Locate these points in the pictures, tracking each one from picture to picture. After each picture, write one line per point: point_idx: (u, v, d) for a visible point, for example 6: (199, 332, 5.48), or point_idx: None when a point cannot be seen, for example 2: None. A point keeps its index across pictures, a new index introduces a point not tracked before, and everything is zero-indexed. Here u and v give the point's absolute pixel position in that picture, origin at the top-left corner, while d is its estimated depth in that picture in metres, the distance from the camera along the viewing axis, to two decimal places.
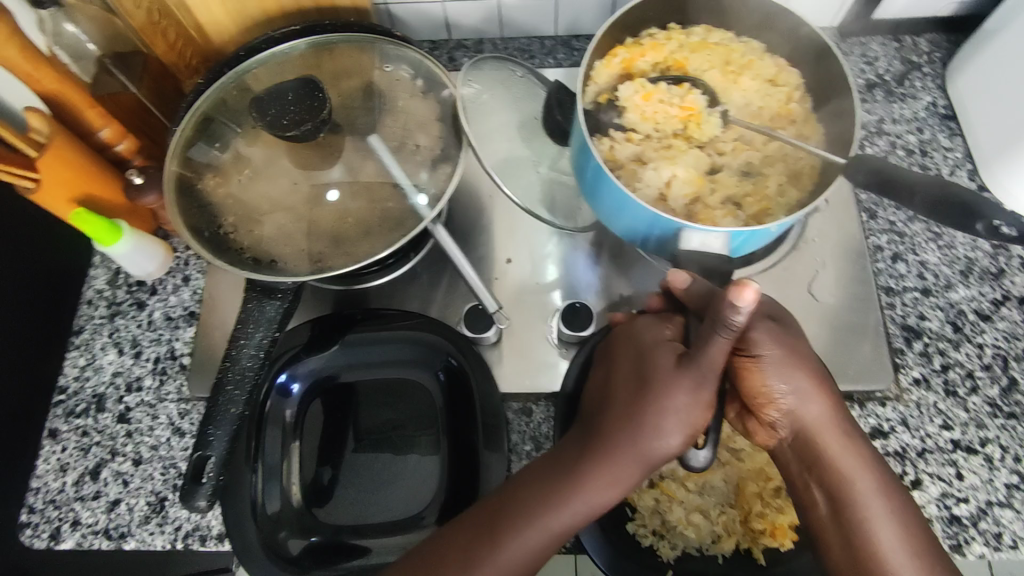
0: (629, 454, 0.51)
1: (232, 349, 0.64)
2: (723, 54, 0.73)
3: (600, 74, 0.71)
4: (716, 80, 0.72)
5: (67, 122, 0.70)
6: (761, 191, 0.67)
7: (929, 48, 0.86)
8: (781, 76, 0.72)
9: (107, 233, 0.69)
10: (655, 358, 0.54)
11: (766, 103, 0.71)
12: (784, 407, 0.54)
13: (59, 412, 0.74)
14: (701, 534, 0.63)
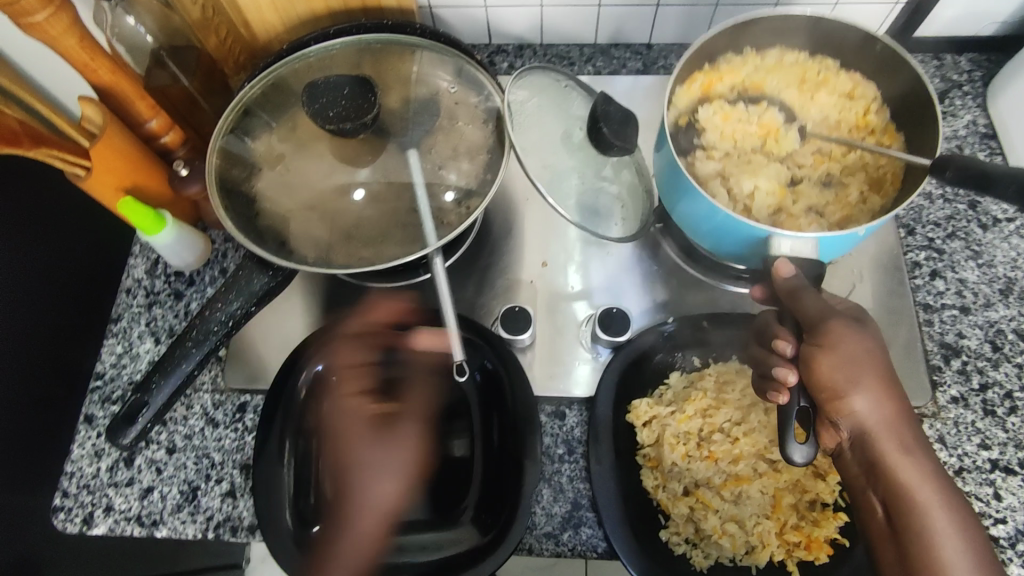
0: (356, 508, 0.65)
1: (206, 310, 0.66)
2: (799, 70, 0.74)
3: (681, 98, 0.71)
4: (792, 99, 0.74)
5: (120, 112, 0.71)
6: (845, 199, 0.68)
7: (969, 67, 0.86)
8: (856, 90, 0.73)
9: (152, 222, 0.70)
10: (353, 417, 0.69)
11: (844, 117, 0.73)
12: (851, 409, 0.53)
13: (95, 397, 0.74)
14: (736, 546, 0.62)
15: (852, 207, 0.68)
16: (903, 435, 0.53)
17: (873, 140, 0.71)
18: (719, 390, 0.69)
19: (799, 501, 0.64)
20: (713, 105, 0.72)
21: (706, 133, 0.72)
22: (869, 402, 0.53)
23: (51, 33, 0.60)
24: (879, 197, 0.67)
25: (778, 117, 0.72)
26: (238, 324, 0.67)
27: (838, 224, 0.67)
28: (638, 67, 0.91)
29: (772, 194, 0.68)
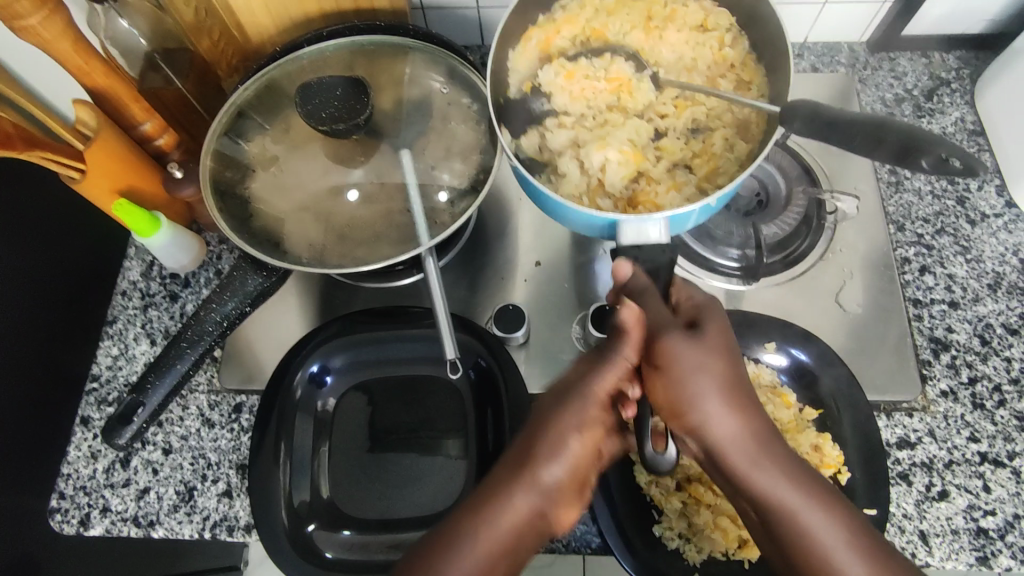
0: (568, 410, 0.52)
1: (201, 310, 0.66)
2: (643, 10, 0.73)
3: (518, 61, 0.71)
4: (639, 41, 0.72)
5: (113, 115, 0.71)
6: (709, 149, 0.67)
7: (957, 65, 0.87)
8: (709, 20, 0.70)
9: (147, 224, 0.71)
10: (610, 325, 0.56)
11: (699, 52, 0.70)
12: (693, 424, 0.51)
13: (91, 400, 0.74)
14: (729, 539, 0.62)
15: (717, 158, 0.66)
16: (751, 435, 0.50)
17: (734, 77, 0.69)
18: None
19: None
20: (550, 62, 0.72)
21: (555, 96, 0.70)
22: (716, 408, 0.51)
23: (44, 37, 0.61)
24: (745, 142, 0.64)
25: (631, 68, 0.70)
26: (233, 324, 0.67)
27: (705, 179, 0.66)
28: None
29: (627, 164, 0.66)
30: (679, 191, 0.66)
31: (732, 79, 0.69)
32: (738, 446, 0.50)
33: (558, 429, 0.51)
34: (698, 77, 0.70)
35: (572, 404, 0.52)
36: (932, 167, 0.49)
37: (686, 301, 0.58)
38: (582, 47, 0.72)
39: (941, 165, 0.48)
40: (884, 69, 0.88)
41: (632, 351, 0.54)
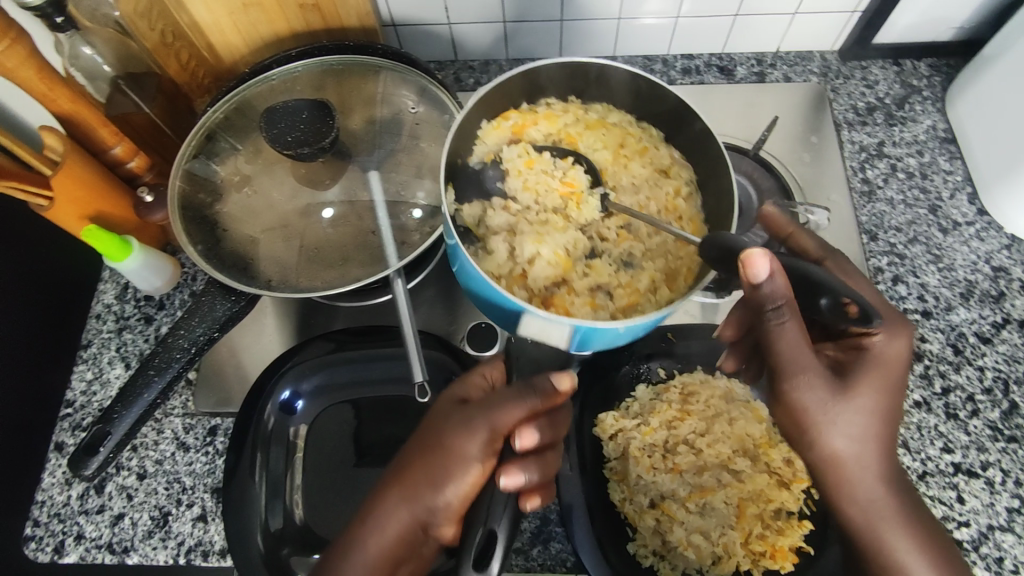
0: (394, 501, 0.54)
1: (169, 337, 0.66)
2: (619, 134, 0.69)
3: (488, 135, 0.67)
4: (604, 161, 0.69)
5: (83, 141, 0.71)
6: (635, 283, 0.63)
7: (928, 73, 0.88)
8: (673, 168, 0.67)
9: (118, 249, 0.70)
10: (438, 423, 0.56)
11: (653, 195, 0.67)
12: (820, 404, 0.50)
13: (66, 425, 0.75)
14: (702, 557, 0.62)
15: (640, 295, 0.63)
16: (869, 476, 0.51)
17: (677, 227, 0.65)
18: (684, 401, 0.69)
19: (765, 510, 0.64)
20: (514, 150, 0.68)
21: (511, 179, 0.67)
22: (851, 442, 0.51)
23: (8, 65, 0.61)
24: (669, 290, 0.62)
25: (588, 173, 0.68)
26: (202, 349, 0.67)
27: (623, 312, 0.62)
28: None
29: (555, 266, 0.64)
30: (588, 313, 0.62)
31: (675, 228, 0.65)
32: (855, 478, 0.51)
33: (414, 485, 0.53)
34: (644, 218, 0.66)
35: (426, 460, 0.54)
36: (830, 308, 0.46)
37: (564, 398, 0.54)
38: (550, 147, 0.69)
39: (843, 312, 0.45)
40: (856, 78, 0.88)
41: (515, 411, 0.53)
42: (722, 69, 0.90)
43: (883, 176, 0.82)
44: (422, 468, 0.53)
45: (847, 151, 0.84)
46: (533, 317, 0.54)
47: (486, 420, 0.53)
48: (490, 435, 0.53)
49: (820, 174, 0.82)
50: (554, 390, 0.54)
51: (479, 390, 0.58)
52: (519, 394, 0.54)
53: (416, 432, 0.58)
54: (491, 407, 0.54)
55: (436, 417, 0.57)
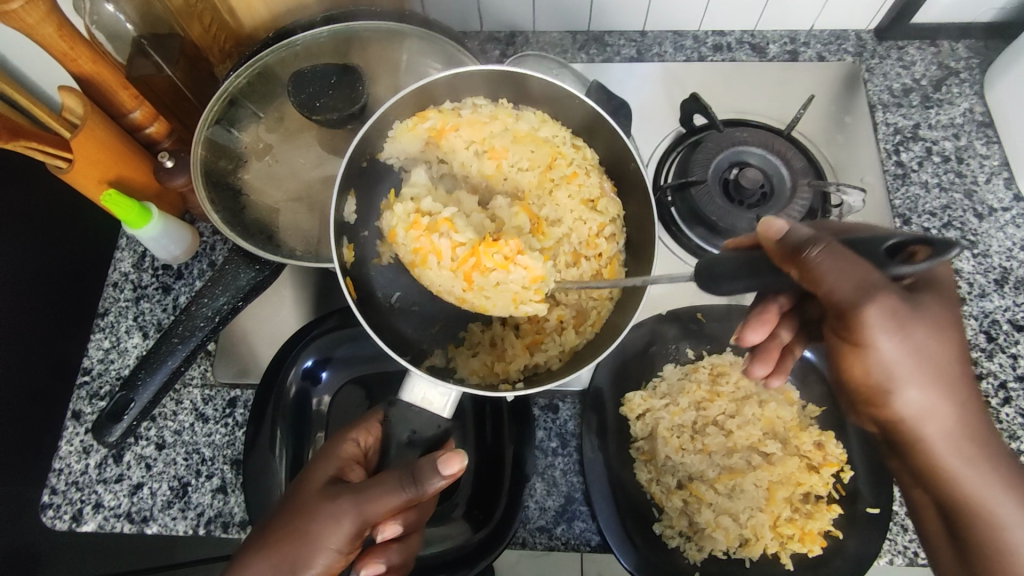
0: None
1: (192, 305, 0.64)
2: (548, 152, 0.66)
3: (401, 136, 0.64)
4: (529, 182, 0.66)
5: (102, 103, 0.69)
6: (541, 322, 0.62)
7: (967, 54, 0.85)
8: (601, 202, 0.65)
9: (137, 215, 0.69)
10: (302, 495, 0.54)
11: (574, 228, 0.64)
12: (886, 362, 0.43)
13: (83, 393, 0.73)
14: (730, 539, 0.62)
15: (545, 333, 0.62)
16: (958, 461, 0.44)
17: (595, 266, 0.63)
18: (713, 382, 0.68)
19: (793, 494, 0.64)
20: (431, 154, 0.65)
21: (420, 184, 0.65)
22: (919, 396, 0.43)
23: (27, 22, 0.58)
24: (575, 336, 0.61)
25: (528, 177, 0.66)
26: (225, 318, 0.66)
27: (527, 347, 0.62)
28: (632, 54, 0.88)
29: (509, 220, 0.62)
30: (545, 266, 0.59)
31: (592, 267, 0.63)
32: (942, 469, 0.44)
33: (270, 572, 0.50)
34: (560, 246, 0.63)
35: (287, 539, 0.51)
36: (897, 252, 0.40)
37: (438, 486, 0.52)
38: (468, 156, 0.65)
39: (908, 262, 0.39)
40: (892, 58, 0.86)
41: (387, 501, 0.51)
42: (753, 47, 0.88)
43: (918, 159, 0.81)
44: (281, 556, 0.51)
45: (881, 134, 0.82)
46: (418, 380, 0.59)
47: (354, 508, 0.51)
48: (358, 525, 0.51)
49: (852, 156, 0.81)
50: (435, 479, 0.51)
51: (351, 460, 0.57)
52: (396, 483, 0.52)
53: (279, 502, 0.55)
54: (363, 496, 0.52)
55: (298, 491, 0.55)
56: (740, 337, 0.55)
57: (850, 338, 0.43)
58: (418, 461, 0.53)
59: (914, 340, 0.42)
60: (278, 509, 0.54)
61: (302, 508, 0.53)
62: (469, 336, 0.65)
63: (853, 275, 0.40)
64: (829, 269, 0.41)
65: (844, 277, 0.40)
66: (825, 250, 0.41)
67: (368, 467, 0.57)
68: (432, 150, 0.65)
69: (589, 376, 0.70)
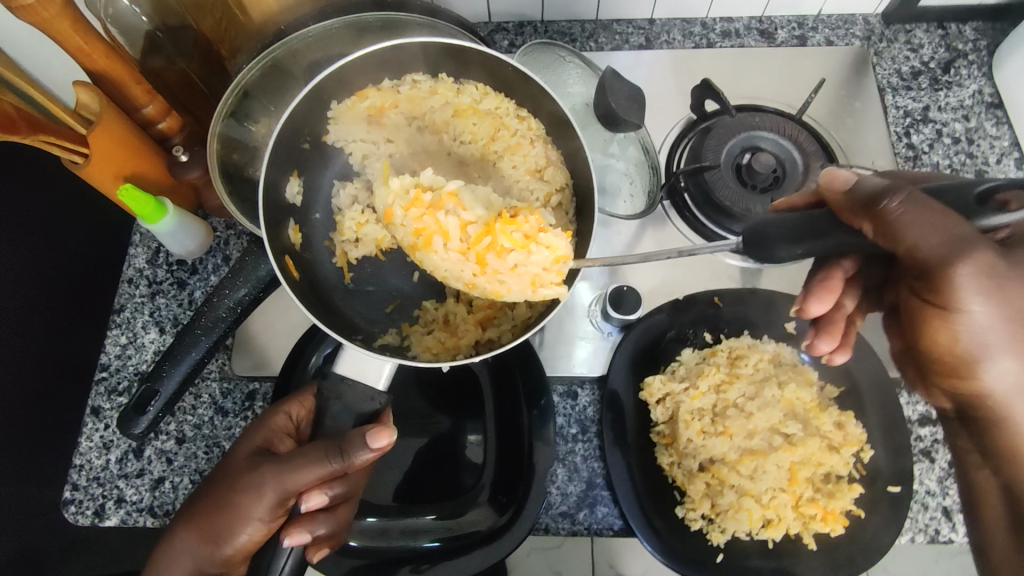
0: (179, 550, 0.52)
1: (213, 297, 0.64)
2: (492, 123, 0.68)
3: (342, 117, 0.66)
4: (473, 153, 0.69)
5: (116, 97, 0.68)
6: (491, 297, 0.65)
7: (974, 36, 0.86)
8: (547, 170, 0.66)
9: (153, 210, 0.69)
10: (234, 463, 0.55)
11: (523, 198, 0.66)
12: (977, 327, 0.45)
13: (101, 389, 0.73)
14: (753, 521, 0.62)
15: (498, 308, 0.65)
16: None
17: None
18: (732, 365, 0.68)
19: (815, 474, 0.64)
20: (375, 132, 0.69)
21: (370, 161, 0.69)
22: (1011, 367, 0.45)
23: (42, 15, 0.56)
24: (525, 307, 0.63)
25: (472, 150, 0.69)
26: (247, 310, 0.66)
27: (479, 322, 0.65)
28: (641, 42, 0.88)
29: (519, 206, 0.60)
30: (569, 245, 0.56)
31: None
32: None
33: (205, 536, 0.52)
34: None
35: (217, 505, 0.52)
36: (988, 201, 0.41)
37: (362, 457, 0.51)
38: (412, 131, 0.69)
39: (1001, 212, 0.40)
40: (900, 41, 0.86)
41: (312, 473, 0.51)
42: (762, 33, 0.88)
43: (929, 141, 0.81)
44: (207, 523, 0.52)
45: (891, 117, 0.82)
46: (352, 352, 0.57)
47: (276, 478, 0.51)
48: (281, 495, 0.51)
49: (863, 139, 0.81)
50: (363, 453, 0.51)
51: (281, 431, 0.57)
52: (323, 454, 0.51)
53: (212, 471, 0.56)
54: (285, 468, 0.51)
55: (231, 459, 0.56)
56: (804, 307, 0.61)
57: (938, 301, 0.46)
58: (348, 434, 0.52)
59: (1015, 305, 0.43)
60: (212, 476, 0.55)
61: (231, 475, 0.53)
62: (423, 314, 0.69)
63: (938, 228, 0.42)
64: (911, 223, 0.43)
65: (923, 231, 0.42)
66: (907, 201, 0.43)
67: (299, 439, 0.57)
68: (376, 130, 0.69)
69: (608, 362, 0.71)
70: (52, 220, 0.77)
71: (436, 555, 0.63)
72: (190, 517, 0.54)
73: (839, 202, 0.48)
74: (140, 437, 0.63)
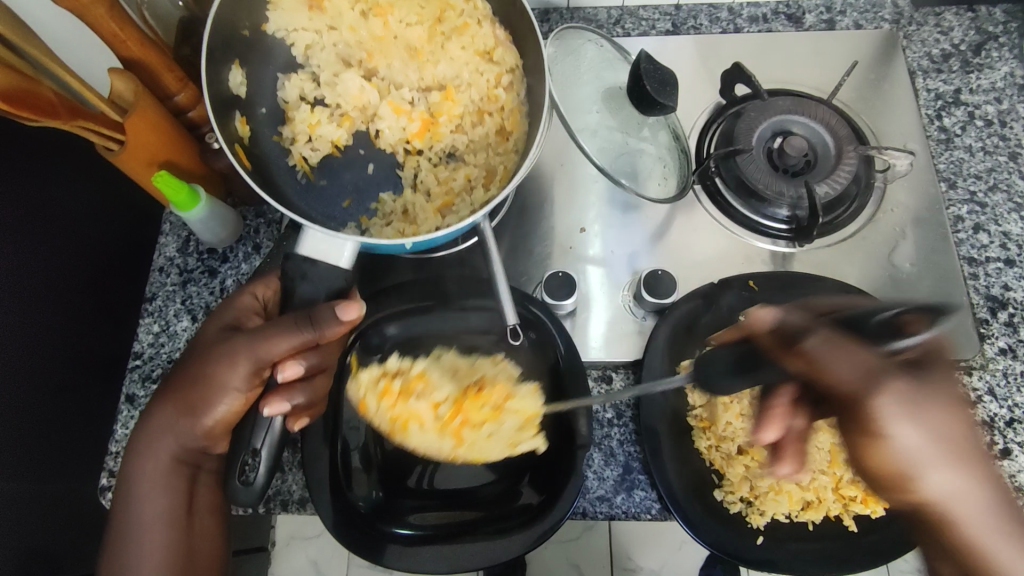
0: (163, 425, 0.57)
1: (254, 281, 0.67)
2: (437, 7, 0.71)
3: (281, 2, 0.67)
4: (418, 37, 0.72)
5: (148, 84, 0.68)
6: (450, 181, 0.68)
7: (1004, 18, 0.85)
8: (497, 51, 0.68)
9: (186, 197, 0.68)
10: (206, 344, 0.58)
11: (474, 81, 0.70)
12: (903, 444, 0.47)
13: (135, 377, 0.73)
14: (793, 502, 0.62)
15: (455, 195, 0.68)
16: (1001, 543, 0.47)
17: (497, 120, 0.68)
18: None
19: None
20: (318, 19, 0.70)
21: (313, 53, 0.70)
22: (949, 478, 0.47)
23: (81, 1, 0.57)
24: (486, 187, 0.66)
25: (416, 30, 0.71)
26: None
27: (438, 210, 0.67)
28: (667, 28, 0.87)
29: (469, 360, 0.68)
30: (534, 403, 0.64)
31: (495, 122, 0.68)
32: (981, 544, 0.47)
33: (186, 413, 0.56)
34: (465, 107, 0.69)
35: (193, 383, 0.56)
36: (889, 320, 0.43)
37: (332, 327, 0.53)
38: (355, 16, 0.71)
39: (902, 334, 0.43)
40: (929, 24, 0.86)
41: (286, 341, 0.53)
42: (790, 17, 0.87)
43: (961, 124, 0.80)
44: (184, 397, 0.56)
45: (923, 99, 0.82)
46: (312, 233, 0.57)
47: (250, 349, 0.54)
48: (256, 364, 0.54)
49: (895, 122, 0.81)
50: (333, 322, 0.53)
51: (250, 312, 0.60)
52: (293, 323, 0.53)
53: (183, 356, 0.59)
54: (259, 338, 0.54)
55: (205, 342, 0.59)
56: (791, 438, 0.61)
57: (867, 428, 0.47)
58: (316, 305, 0.55)
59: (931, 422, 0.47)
60: (189, 355, 0.59)
61: (205, 355, 0.57)
62: (381, 206, 0.68)
63: (856, 362, 0.44)
64: (831, 358, 0.44)
65: (848, 363, 0.44)
66: (825, 338, 0.45)
67: (269, 317, 0.61)
68: (319, 17, 0.70)
69: (644, 346, 0.71)
70: (82, 211, 0.77)
71: (427, 539, 0.62)
72: (168, 396, 0.57)
73: (765, 340, 0.48)
74: None
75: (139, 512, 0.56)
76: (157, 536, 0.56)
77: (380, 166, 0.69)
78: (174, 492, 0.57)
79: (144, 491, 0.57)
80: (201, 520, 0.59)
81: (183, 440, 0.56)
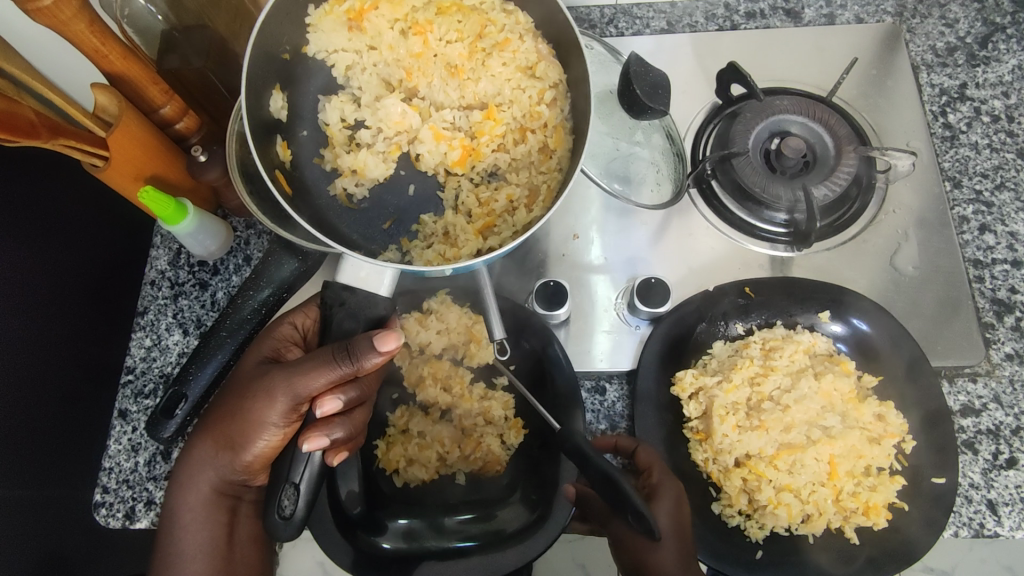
0: (205, 459, 0.58)
1: (238, 298, 0.66)
2: (477, 22, 0.67)
3: (320, 25, 0.65)
4: (459, 55, 0.67)
5: (133, 99, 0.66)
6: (492, 202, 0.65)
7: (1012, 9, 0.82)
8: (539, 66, 0.64)
9: (174, 212, 0.68)
10: (242, 374, 0.59)
11: (515, 97, 0.65)
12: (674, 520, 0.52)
13: (127, 392, 0.73)
14: (792, 516, 0.61)
15: (497, 216, 0.65)
16: None
17: (541, 138, 0.64)
18: (767, 357, 0.67)
19: (855, 466, 0.63)
20: (357, 39, 0.67)
21: (354, 74, 0.68)
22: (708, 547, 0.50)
23: (59, 17, 0.55)
24: (525, 210, 0.63)
25: (458, 48, 0.67)
26: (271, 311, 0.67)
27: (480, 232, 0.65)
28: (662, 26, 0.85)
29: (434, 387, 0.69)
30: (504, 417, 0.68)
31: (538, 140, 0.65)
32: None
33: (224, 448, 0.57)
34: (507, 126, 0.66)
35: (228, 419, 0.56)
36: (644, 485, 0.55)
37: (372, 361, 0.52)
38: (394, 35, 0.67)
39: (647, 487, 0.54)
40: (934, 16, 0.83)
41: (324, 375, 0.53)
42: (788, 12, 0.85)
43: (966, 120, 0.78)
44: (222, 433, 0.56)
45: (927, 95, 0.79)
46: (353, 261, 0.56)
47: (287, 386, 0.54)
48: (295, 400, 0.54)
49: (899, 119, 0.78)
50: (372, 355, 0.51)
51: (288, 341, 0.62)
52: (332, 358, 0.53)
53: (221, 388, 0.60)
54: (295, 372, 0.54)
55: (241, 372, 0.60)
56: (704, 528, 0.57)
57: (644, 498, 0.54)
58: (355, 338, 0.53)
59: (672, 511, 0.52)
60: (225, 385, 0.60)
61: (239, 388, 0.57)
62: (421, 228, 0.67)
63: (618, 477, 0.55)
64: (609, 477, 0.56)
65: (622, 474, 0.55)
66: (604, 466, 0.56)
67: (307, 347, 0.62)
68: (358, 38, 0.67)
69: (640, 354, 0.69)
70: (67, 224, 0.76)
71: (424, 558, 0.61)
72: (208, 429, 0.58)
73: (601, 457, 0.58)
74: (169, 440, 0.64)
75: (182, 546, 0.58)
76: (199, 569, 0.57)
77: (421, 188, 0.68)
78: (216, 523, 0.59)
79: (186, 524, 0.58)
80: (242, 551, 0.61)
81: (225, 472, 0.58)
